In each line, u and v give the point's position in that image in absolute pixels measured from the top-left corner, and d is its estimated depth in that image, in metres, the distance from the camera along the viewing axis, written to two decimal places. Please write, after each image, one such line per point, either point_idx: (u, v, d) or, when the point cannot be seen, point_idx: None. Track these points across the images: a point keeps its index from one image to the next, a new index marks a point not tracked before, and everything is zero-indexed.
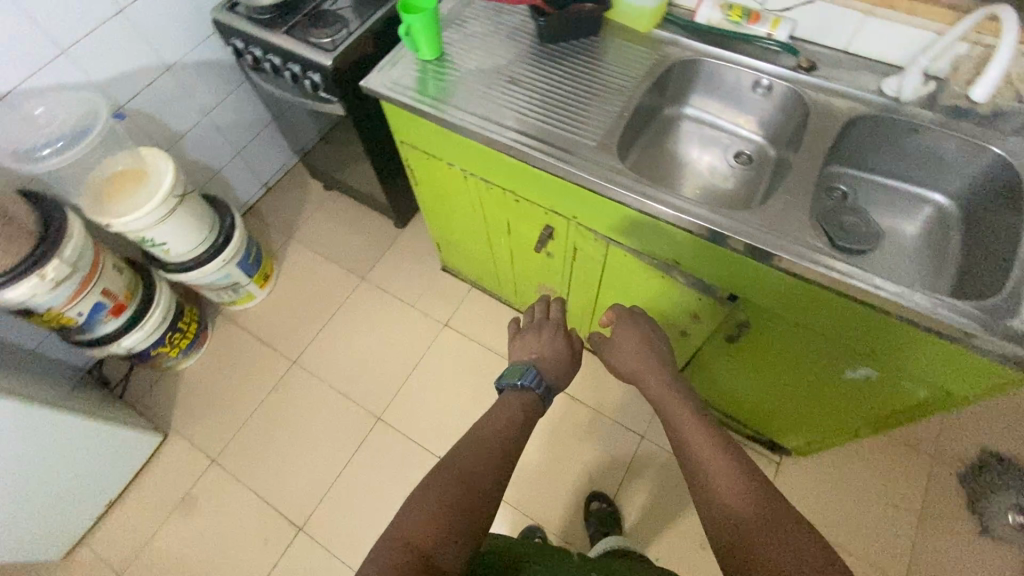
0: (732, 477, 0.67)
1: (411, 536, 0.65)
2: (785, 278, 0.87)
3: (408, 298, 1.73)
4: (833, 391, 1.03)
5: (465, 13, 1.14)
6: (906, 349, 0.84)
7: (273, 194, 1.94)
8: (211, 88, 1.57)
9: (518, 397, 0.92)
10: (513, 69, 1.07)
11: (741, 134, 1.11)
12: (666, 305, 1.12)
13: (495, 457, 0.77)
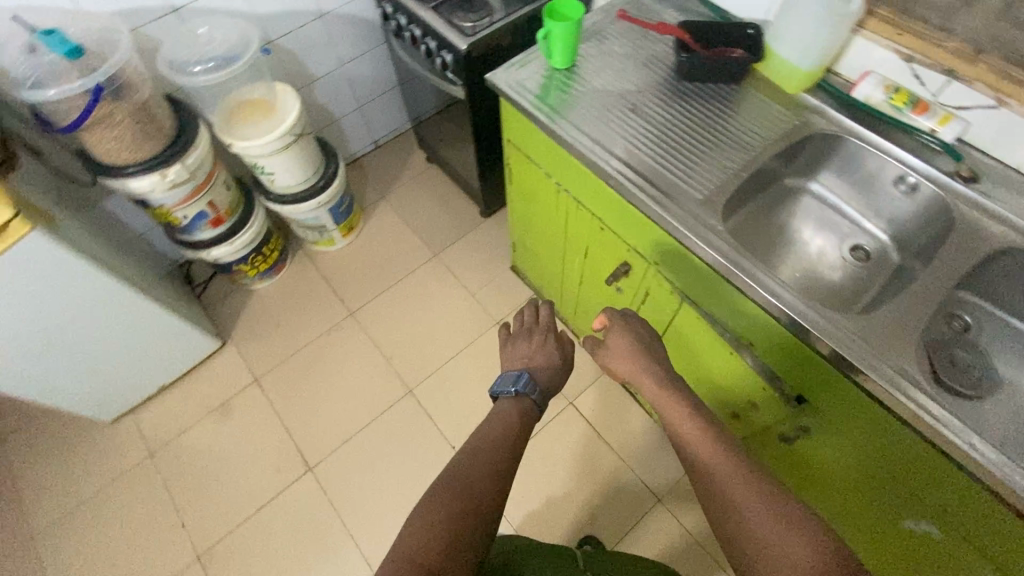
0: (786, 532, 0.65)
1: (413, 558, 0.68)
2: (865, 400, 0.79)
3: (471, 286, 1.75)
4: (883, 533, 0.93)
5: (609, 29, 1.11)
6: (985, 523, 0.74)
7: (379, 152, 2.02)
8: (353, 42, 1.65)
9: (514, 403, 0.98)
10: (639, 98, 1.03)
11: (864, 227, 1.01)
12: (725, 380, 1.05)
13: (495, 474, 0.81)
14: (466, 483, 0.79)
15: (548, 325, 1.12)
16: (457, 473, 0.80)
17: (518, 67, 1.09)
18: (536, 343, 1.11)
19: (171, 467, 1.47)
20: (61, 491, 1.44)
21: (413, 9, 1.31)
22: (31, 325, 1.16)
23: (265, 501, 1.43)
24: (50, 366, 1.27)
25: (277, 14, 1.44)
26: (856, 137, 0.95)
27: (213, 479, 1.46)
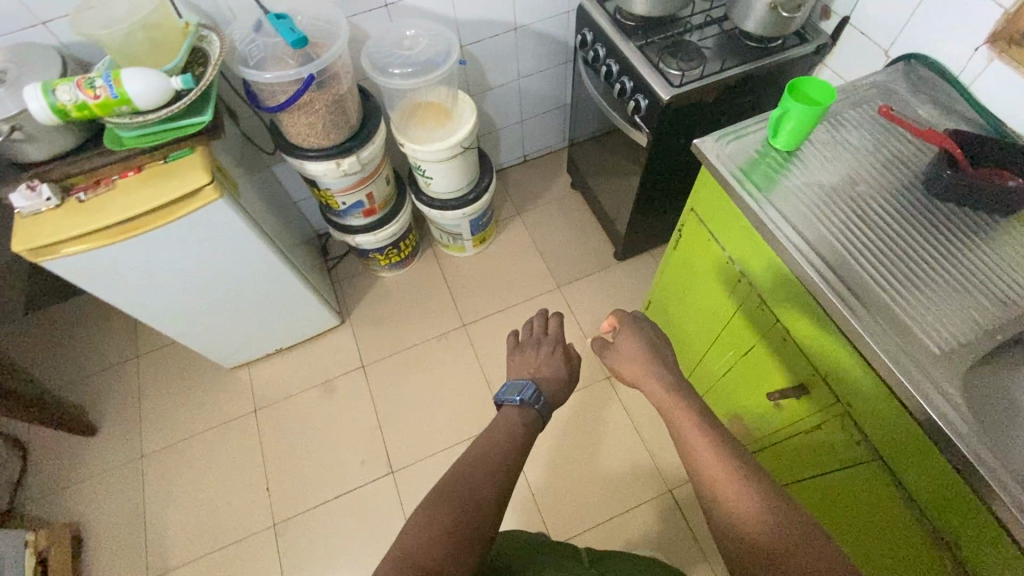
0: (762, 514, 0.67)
1: (413, 550, 0.64)
2: None
3: (588, 329, 1.67)
4: None
5: (846, 115, 0.97)
6: None
7: (526, 167, 1.99)
8: (535, 57, 1.61)
9: (518, 414, 0.92)
10: (871, 205, 0.88)
11: None
12: (890, 554, 0.89)
13: (496, 470, 0.77)
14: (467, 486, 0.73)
15: (557, 336, 1.12)
16: (467, 472, 0.75)
17: (732, 136, 0.97)
18: (543, 354, 1.08)
19: (271, 427, 1.54)
20: (177, 421, 1.55)
21: (617, 43, 1.23)
22: (172, 278, 1.19)
23: (345, 490, 1.45)
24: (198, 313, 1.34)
25: (475, 20, 1.43)
26: None
27: (304, 452, 1.50)
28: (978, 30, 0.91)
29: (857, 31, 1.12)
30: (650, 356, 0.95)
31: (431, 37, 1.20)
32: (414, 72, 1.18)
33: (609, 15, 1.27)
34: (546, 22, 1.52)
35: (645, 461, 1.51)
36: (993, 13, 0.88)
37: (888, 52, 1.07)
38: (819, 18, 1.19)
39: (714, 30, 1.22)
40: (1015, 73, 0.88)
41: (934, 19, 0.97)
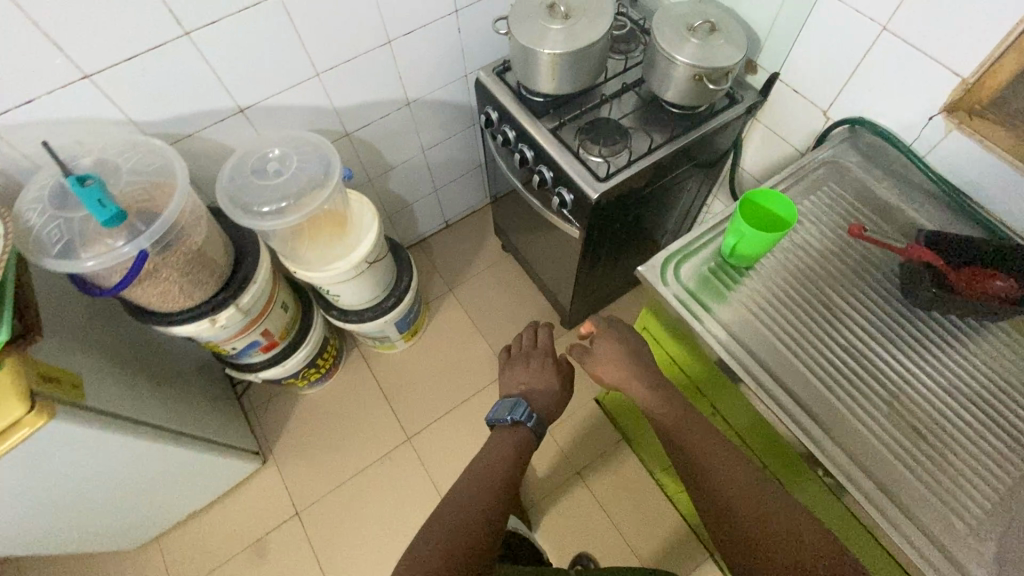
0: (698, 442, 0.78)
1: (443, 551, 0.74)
2: None
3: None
4: None
5: (802, 208, 0.84)
6: None
7: (449, 233, 1.78)
8: (437, 127, 1.41)
9: (510, 438, 1.01)
10: (852, 327, 0.76)
11: None
12: None
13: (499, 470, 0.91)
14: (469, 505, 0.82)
15: (544, 349, 1.19)
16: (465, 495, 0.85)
17: (682, 256, 0.83)
18: (533, 366, 1.15)
19: None
20: None
21: (527, 127, 1.05)
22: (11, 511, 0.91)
23: None
24: (87, 516, 1.08)
25: (359, 106, 1.21)
26: None
27: None
28: (930, 98, 0.80)
29: (789, 89, 1.00)
30: (630, 355, 0.87)
31: (307, 156, 0.98)
32: (292, 207, 0.94)
33: (513, 92, 1.10)
34: (441, 91, 1.32)
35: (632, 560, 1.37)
36: (946, 80, 0.76)
37: (827, 113, 0.96)
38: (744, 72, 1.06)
39: (633, 99, 1.07)
40: (977, 145, 0.77)
41: (876, 83, 0.86)
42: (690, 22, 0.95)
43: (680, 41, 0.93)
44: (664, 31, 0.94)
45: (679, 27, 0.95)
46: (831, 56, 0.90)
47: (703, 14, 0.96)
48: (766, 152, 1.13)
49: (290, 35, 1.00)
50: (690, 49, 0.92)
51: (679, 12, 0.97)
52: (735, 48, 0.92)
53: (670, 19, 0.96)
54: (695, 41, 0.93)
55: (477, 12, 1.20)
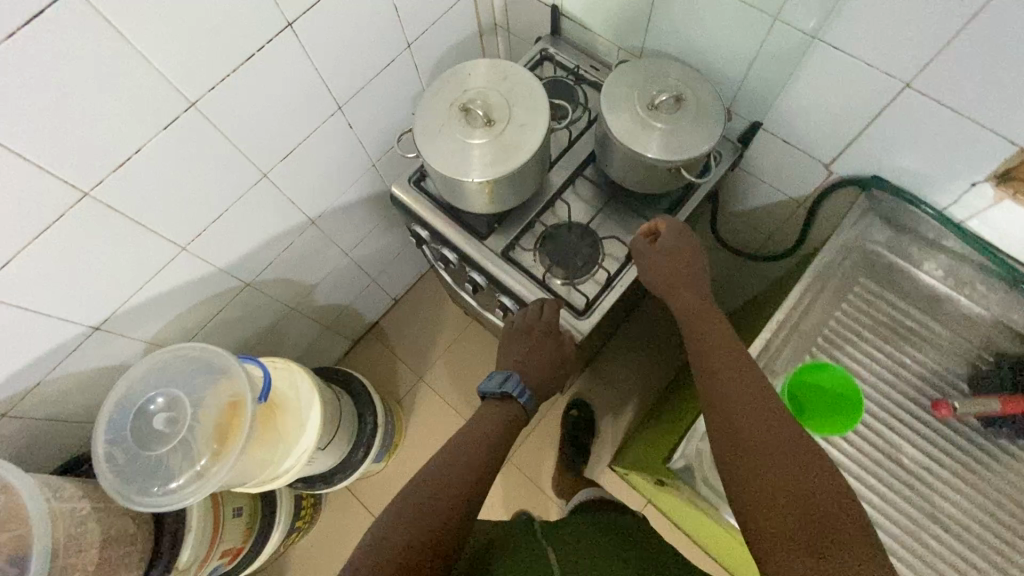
0: (746, 403, 0.59)
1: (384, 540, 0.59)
2: None
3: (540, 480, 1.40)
4: None
5: (838, 326, 0.69)
6: None
7: (402, 309, 1.55)
8: (357, 225, 1.16)
9: (498, 413, 0.77)
10: (935, 481, 0.63)
11: None
12: None
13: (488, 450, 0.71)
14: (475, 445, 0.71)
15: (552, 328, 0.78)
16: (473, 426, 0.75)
17: None
18: (532, 342, 0.79)
19: None
20: None
21: (473, 254, 0.84)
22: None
23: None
24: None
25: (252, 251, 0.95)
26: None
27: None
28: (972, 166, 0.63)
29: (777, 139, 0.81)
30: (699, 274, 0.73)
31: (210, 381, 0.76)
32: (215, 461, 0.72)
33: (443, 207, 0.87)
34: (349, 193, 1.06)
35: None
36: (995, 148, 0.60)
37: (831, 167, 0.78)
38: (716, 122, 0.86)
39: (591, 184, 0.86)
40: None
41: (896, 143, 0.68)
42: (649, 95, 0.73)
43: (642, 127, 0.71)
44: (619, 116, 0.72)
45: (636, 105, 0.73)
46: (831, 111, 0.71)
47: (661, 77, 0.74)
48: (756, 200, 0.94)
49: (131, 227, 0.73)
50: (659, 138, 0.71)
51: (630, 80, 0.74)
52: (713, 121, 0.71)
53: (621, 96, 0.74)
54: (662, 123, 0.71)
55: (367, 100, 0.94)
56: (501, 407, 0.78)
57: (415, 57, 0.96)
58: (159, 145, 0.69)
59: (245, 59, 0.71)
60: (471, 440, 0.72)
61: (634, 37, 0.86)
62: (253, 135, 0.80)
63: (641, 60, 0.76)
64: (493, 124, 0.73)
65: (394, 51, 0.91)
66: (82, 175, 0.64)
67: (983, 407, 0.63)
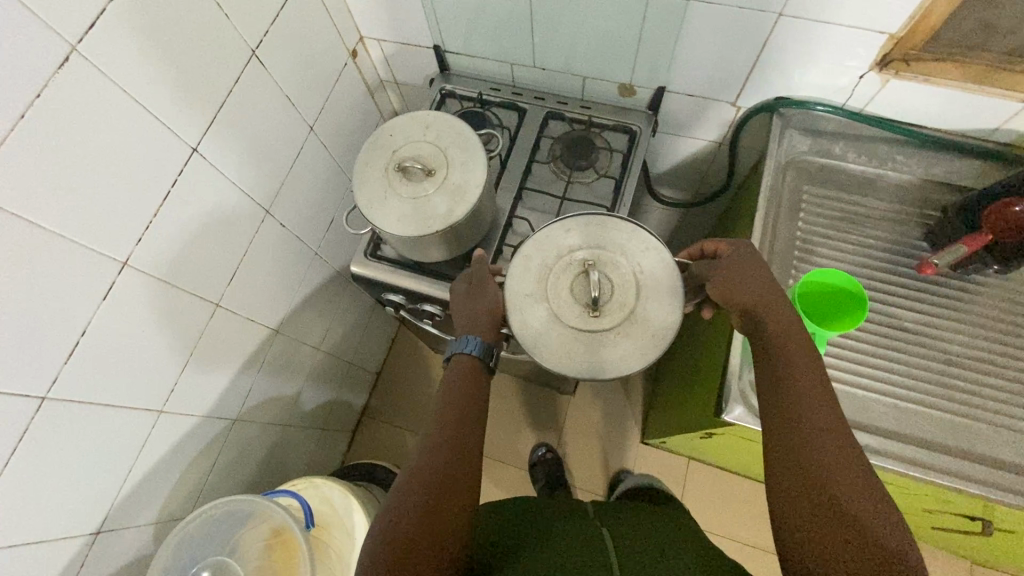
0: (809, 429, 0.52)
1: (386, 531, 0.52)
2: None
3: (587, 478, 1.38)
4: None
5: (805, 234, 0.75)
6: None
7: (388, 380, 1.50)
8: (319, 316, 1.11)
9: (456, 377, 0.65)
10: (945, 334, 0.69)
11: None
12: None
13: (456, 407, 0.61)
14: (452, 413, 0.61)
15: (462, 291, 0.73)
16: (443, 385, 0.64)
17: (746, 367, 0.74)
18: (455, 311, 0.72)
19: None
20: None
21: None
22: None
23: None
24: None
25: (228, 385, 0.89)
26: None
27: None
28: (852, 61, 0.71)
29: (682, 96, 0.87)
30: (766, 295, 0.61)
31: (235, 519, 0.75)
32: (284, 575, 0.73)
33: (412, 267, 0.85)
34: (302, 289, 1.02)
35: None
36: (869, 41, 0.67)
37: (738, 103, 0.84)
38: (624, 96, 0.91)
39: (538, 193, 0.88)
40: (926, 87, 0.69)
41: (786, 65, 0.75)
42: (579, 295, 0.62)
43: (605, 340, 0.60)
44: (563, 348, 0.60)
45: (569, 315, 0.61)
46: (722, 56, 0.78)
47: (557, 272, 0.64)
48: (681, 155, 1.01)
49: (103, 410, 0.67)
50: (620, 340, 0.60)
51: (537, 302, 0.63)
52: (653, 275, 0.63)
53: (547, 327, 0.61)
54: (618, 319, 0.61)
55: (289, 191, 0.91)
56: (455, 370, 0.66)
57: (320, 136, 0.94)
58: (105, 314, 0.64)
59: (163, 196, 0.67)
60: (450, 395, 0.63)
61: (522, 48, 0.90)
62: (192, 269, 0.75)
63: (519, 272, 0.64)
64: (433, 172, 0.73)
65: (299, 138, 0.89)
66: (29, 379, 0.58)
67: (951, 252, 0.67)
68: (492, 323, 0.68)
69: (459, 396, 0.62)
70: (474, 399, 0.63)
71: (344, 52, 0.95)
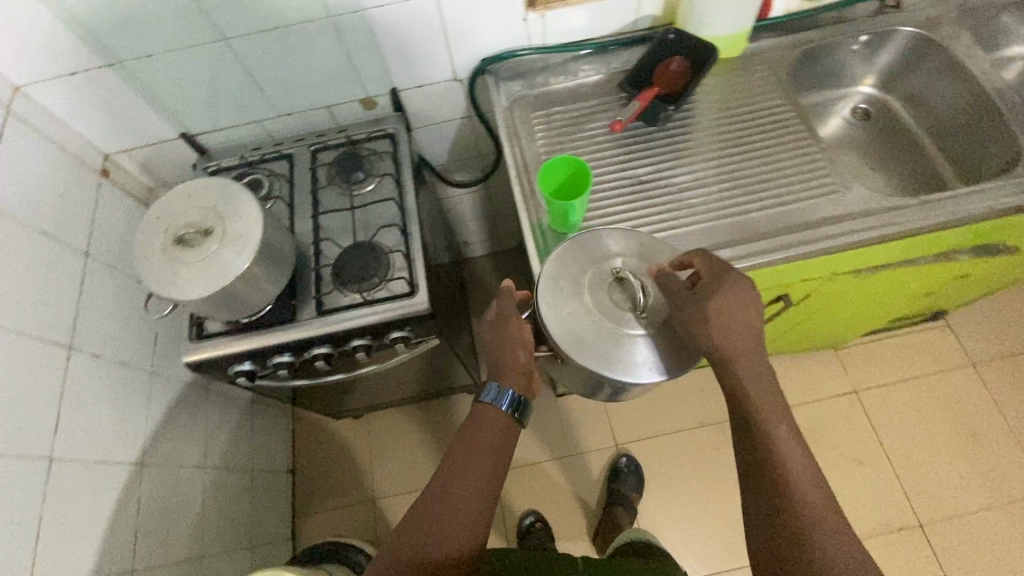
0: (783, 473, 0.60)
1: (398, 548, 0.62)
2: None
3: (525, 453, 1.44)
4: None
5: (546, 148, 0.89)
6: None
7: (305, 471, 1.44)
8: (189, 434, 1.06)
9: (487, 425, 0.68)
10: (671, 171, 0.86)
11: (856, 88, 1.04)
12: (911, 286, 0.97)
13: (486, 458, 0.66)
14: (488, 470, 0.66)
15: (500, 324, 0.71)
16: (472, 432, 0.68)
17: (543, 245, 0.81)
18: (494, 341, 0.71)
19: None
20: None
21: (297, 336, 0.85)
22: None
23: None
24: None
25: (106, 535, 0.82)
26: (812, 42, 0.94)
27: None
28: (511, 11, 0.87)
29: (413, 91, 1.00)
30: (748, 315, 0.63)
31: None
32: None
33: (245, 326, 0.86)
34: (152, 411, 0.97)
35: (695, 494, 1.37)
36: None
37: (458, 77, 0.98)
38: (370, 110, 1.02)
39: (333, 216, 0.95)
40: (569, 8, 0.88)
41: (470, 34, 0.90)
42: (614, 300, 0.67)
43: (644, 342, 0.65)
44: (614, 355, 0.64)
45: (610, 319, 0.66)
46: (420, 46, 0.91)
47: (591, 285, 0.68)
48: (446, 140, 1.13)
49: None
50: (656, 337, 0.65)
51: (582, 317, 0.66)
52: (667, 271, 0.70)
53: (597, 336, 0.65)
54: (653, 319, 0.66)
55: (92, 321, 0.88)
56: (485, 416, 0.69)
57: (103, 259, 0.93)
58: None
59: None
60: (478, 446, 0.67)
61: (261, 106, 0.97)
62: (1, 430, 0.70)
63: (557, 293, 0.68)
64: (211, 230, 0.76)
65: (77, 267, 0.87)
66: None
67: (629, 112, 0.85)
68: (523, 363, 0.70)
69: (483, 448, 0.67)
70: (502, 453, 0.68)
71: (93, 175, 0.95)
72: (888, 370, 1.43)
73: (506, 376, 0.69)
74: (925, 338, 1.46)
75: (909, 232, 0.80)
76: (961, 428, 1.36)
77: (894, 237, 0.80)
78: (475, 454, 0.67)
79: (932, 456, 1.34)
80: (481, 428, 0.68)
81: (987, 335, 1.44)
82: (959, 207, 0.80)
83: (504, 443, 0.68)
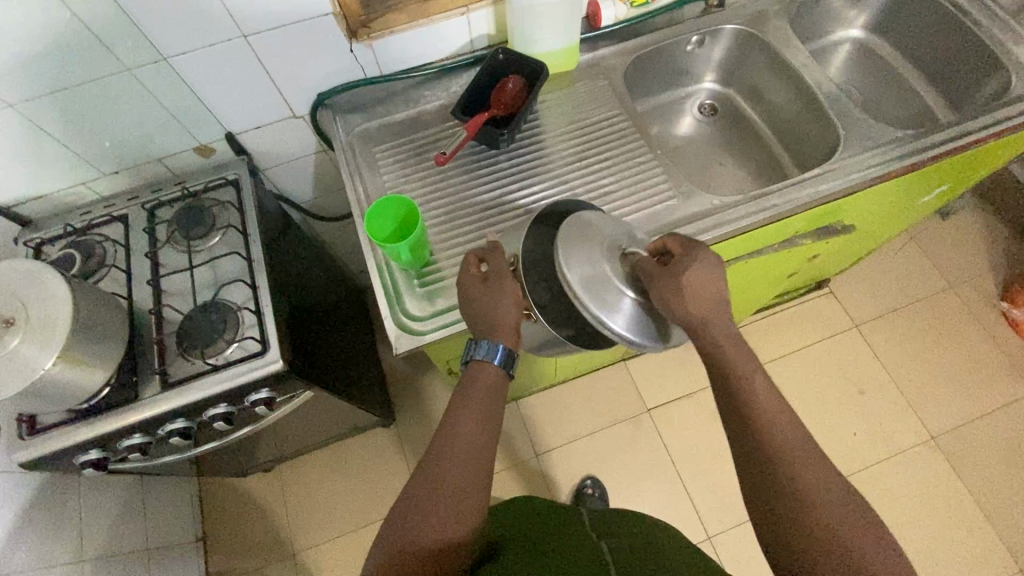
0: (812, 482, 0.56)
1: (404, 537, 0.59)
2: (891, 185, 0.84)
3: None
4: (918, 213, 1.02)
5: (391, 182, 0.86)
6: (985, 157, 0.89)
7: (218, 536, 1.35)
8: (55, 530, 0.97)
9: (478, 390, 0.65)
10: (517, 192, 0.85)
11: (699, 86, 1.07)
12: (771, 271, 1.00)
13: (475, 427, 0.63)
14: (478, 433, 0.63)
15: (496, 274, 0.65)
16: (460, 403, 0.65)
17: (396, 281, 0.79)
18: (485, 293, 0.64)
19: None
20: None
21: (141, 416, 0.79)
22: None
23: None
24: None
25: None
26: (646, 46, 0.96)
27: None
28: (332, 45, 0.83)
29: (251, 133, 0.94)
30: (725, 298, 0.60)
31: None
32: None
33: (82, 416, 0.79)
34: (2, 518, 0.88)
35: (617, 490, 1.38)
36: (324, 24, 0.80)
37: (298, 114, 0.93)
38: (208, 157, 0.96)
39: (175, 278, 0.88)
40: (393, 36, 0.85)
41: (295, 71, 0.86)
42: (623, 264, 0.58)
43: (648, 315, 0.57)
44: (626, 320, 0.55)
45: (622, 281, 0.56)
46: (244, 88, 0.86)
47: (609, 243, 0.58)
48: (306, 177, 1.08)
49: None
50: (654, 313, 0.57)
51: (599, 275, 0.56)
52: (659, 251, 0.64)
53: (613, 295, 0.55)
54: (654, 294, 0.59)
55: None
56: (475, 380, 0.65)
57: None
58: None
59: None
60: (468, 415, 0.64)
61: (81, 168, 0.89)
62: None
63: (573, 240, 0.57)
64: (8, 318, 0.68)
65: None
66: None
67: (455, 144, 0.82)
68: (514, 322, 0.64)
69: (473, 418, 0.63)
70: (491, 417, 0.65)
71: None
72: (782, 342, 1.50)
73: (499, 333, 0.63)
74: (812, 307, 1.54)
75: (743, 229, 0.81)
76: (852, 388, 1.44)
77: (731, 235, 0.81)
78: (464, 424, 0.63)
79: (828, 418, 1.41)
80: (470, 395, 0.65)
81: (865, 295, 1.53)
82: (787, 200, 0.81)
83: (494, 405, 0.65)
